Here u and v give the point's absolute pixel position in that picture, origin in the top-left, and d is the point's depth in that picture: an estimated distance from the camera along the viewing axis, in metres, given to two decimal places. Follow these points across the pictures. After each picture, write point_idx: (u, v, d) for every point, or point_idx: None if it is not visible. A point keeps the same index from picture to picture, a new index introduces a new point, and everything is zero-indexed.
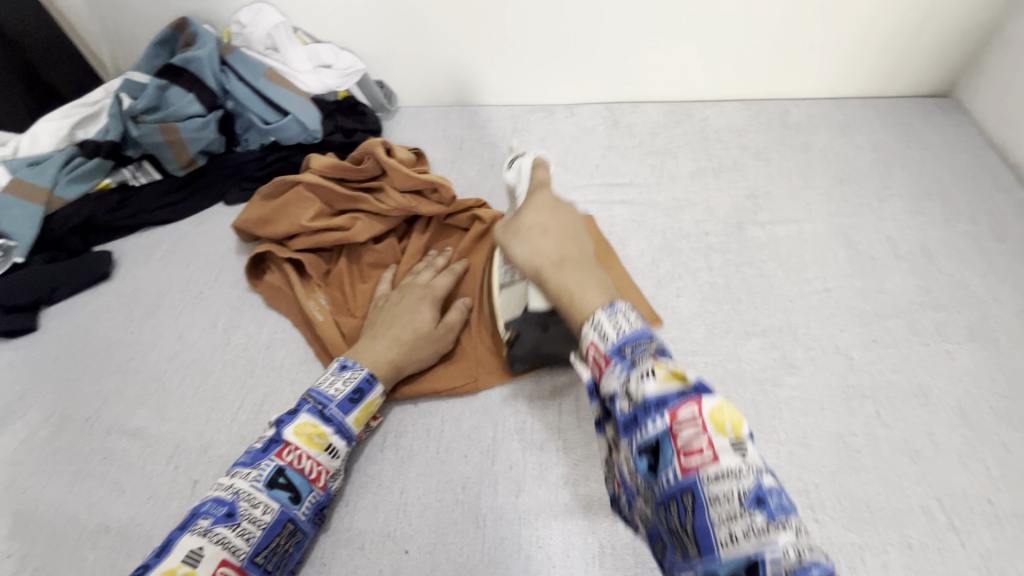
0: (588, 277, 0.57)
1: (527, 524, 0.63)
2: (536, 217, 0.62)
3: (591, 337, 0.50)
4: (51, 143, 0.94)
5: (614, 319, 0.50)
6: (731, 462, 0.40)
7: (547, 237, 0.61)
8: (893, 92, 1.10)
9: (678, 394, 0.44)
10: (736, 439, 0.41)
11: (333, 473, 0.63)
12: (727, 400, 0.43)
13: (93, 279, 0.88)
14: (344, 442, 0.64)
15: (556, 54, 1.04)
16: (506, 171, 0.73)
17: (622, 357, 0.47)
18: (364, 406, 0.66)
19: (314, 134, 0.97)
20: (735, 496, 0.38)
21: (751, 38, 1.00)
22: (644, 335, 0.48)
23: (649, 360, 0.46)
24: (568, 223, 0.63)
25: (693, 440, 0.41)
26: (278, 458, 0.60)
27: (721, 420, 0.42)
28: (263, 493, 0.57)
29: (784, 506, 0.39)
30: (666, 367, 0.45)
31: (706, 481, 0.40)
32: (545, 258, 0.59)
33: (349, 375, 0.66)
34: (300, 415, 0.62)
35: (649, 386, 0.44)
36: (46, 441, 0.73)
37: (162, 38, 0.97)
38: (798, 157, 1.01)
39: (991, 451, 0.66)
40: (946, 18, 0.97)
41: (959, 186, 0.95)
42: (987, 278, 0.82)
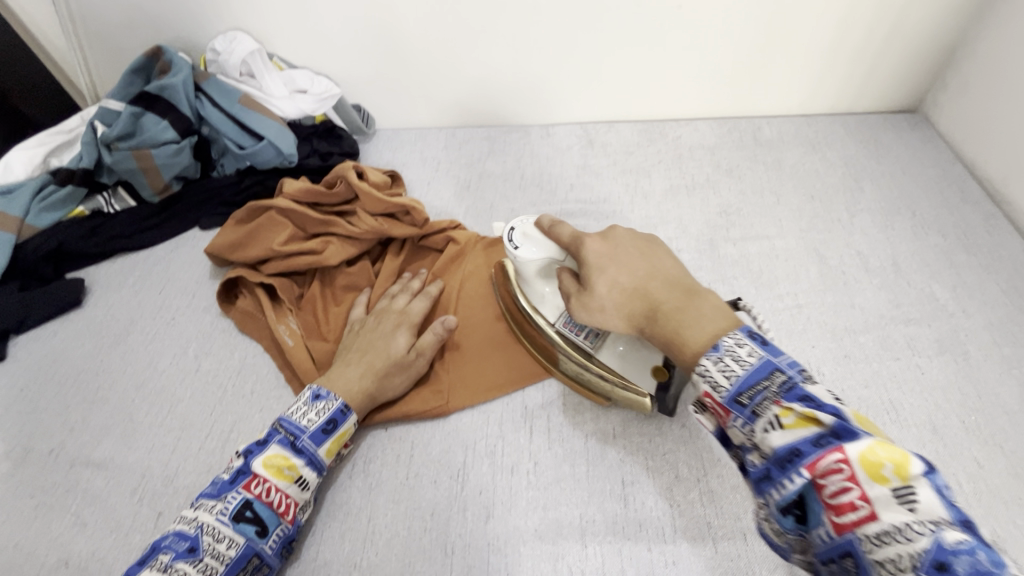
0: (691, 313, 0.55)
1: (496, 551, 0.62)
2: (609, 270, 0.60)
3: (703, 386, 0.50)
4: (25, 170, 0.94)
5: (722, 364, 0.49)
6: (897, 520, 0.38)
7: (636, 284, 0.59)
8: (863, 109, 1.12)
9: (814, 442, 0.42)
10: (902, 485, 0.39)
11: (302, 505, 0.62)
12: (879, 439, 0.41)
13: (63, 307, 0.87)
14: (315, 473, 0.63)
15: (532, 77, 1.06)
16: (516, 250, 0.68)
17: (741, 408, 0.47)
18: (337, 436, 0.65)
19: (289, 158, 0.98)
20: (908, 560, 0.37)
21: (722, 58, 1.02)
22: (765, 371, 0.47)
23: (773, 407, 0.45)
24: (652, 264, 0.60)
25: (842, 495, 0.41)
26: (245, 491, 0.59)
27: (877, 466, 0.40)
28: (227, 528, 0.56)
29: (978, 567, 0.35)
30: (794, 413, 0.44)
31: (866, 543, 0.39)
32: (649, 299, 0.58)
33: (322, 406, 0.65)
34: (269, 446, 0.62)
35: (776, 438, 0.44)
36: (8, 474, 0.71)
37: (138, 66, 0.98)
38: (769, 173, 1.02)
39: (962, 467, 0.66)
40: (910, 35, 0.99)
41: (928, 200, 0.96)
42: (956, 291, 0.82)
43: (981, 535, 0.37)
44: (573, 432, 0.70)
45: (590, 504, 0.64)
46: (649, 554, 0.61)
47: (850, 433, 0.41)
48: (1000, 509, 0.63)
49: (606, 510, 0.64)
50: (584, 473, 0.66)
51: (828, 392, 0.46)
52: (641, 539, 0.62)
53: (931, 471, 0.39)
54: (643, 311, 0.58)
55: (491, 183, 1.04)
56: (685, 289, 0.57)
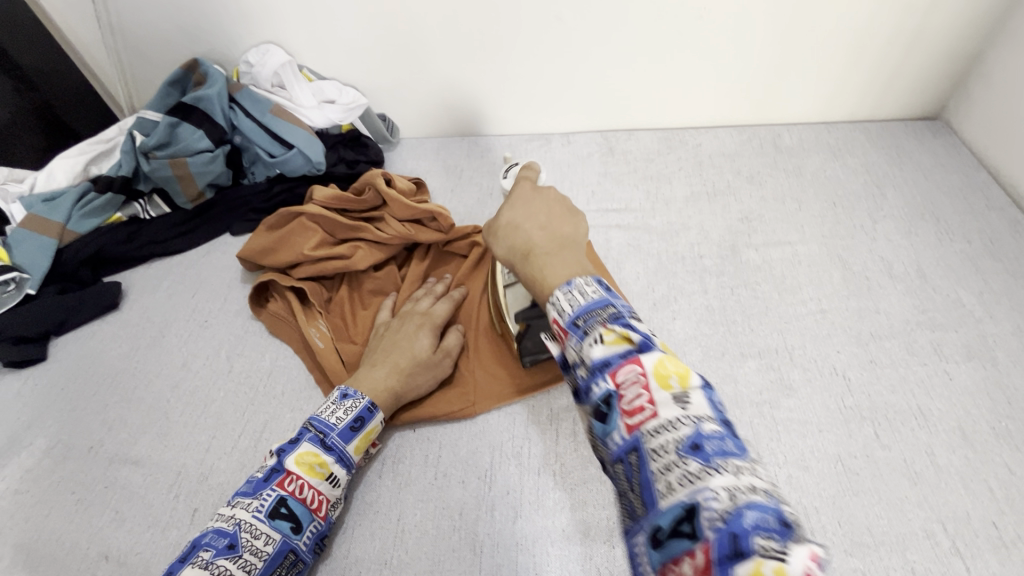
0: (559, 260, 0.49)
1: (524, 551, 0.63)
2: (517, 210, 0.55)
3: (553, 315, 0.45)
4: (67, 179, 0.98)
5: (570, 295, 0.44)
6: (670, 413, 0.36)
7: (529, 227, 0.53)
8: (883, 116, 1.12)
9: (621, 355, 0.39)
10: (680, 391, 0.37)
11: (333, 502, 0.63)
12: (668, 354, 0.39)
13: (102, 309, 0.90)
14: (344, 470, 0.65)
15: (553, 87, 1.08)
16: (505, 179, 0.74)
17: (577, 330, 0.42)
18: (364, 434, 0.67)
19: (318, 166, 1.00)
20: (672, 445, 0.35)
21: (742, 67, 1.04)
22: (600, 303, 0.42)
23: (599, 327, 0.41)
24: (556, 222, 0.54)
25: (635, 398, 0.37)
26: (279, 488, 0.60)
27: (665, 374, 0.38)
28: (264, 524, 0.57)
29: (725, 450, 0.34)
30: (615, 330, 0.40)
31: (647, 436, 0.36)
32: (527, 238, 0.52)
33: (350, 404, 0.67)
34: (301, 444, 0.63)
35: (595, 349, 0.40)
36: (50, 470, 0.74)
37: (175, 78, 1.02)
38: (790, 180, 1.02)
39: (994, 473, 0.65)
40: (931, 43, 0.99)
41: (952, 206, 0.96)
42: (983, 297, 0.82)
43: (734, 429, 0.36)
44: None
45: (616, 506, 0.65)
46: None
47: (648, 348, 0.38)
48: None
49: None
50: None
51: (644, 323, 0.42)
52: None
53: (708, 386, 0.38)
54: (518, 249, 0.52)
55: None
56: (562, 240, 0.52)
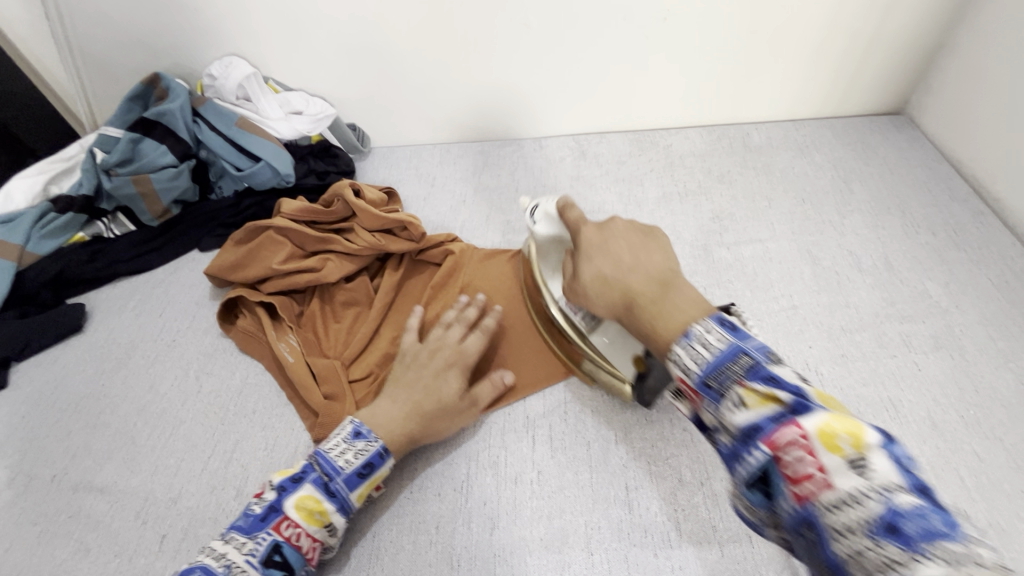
0: (666, 302, 0.55)
1: (502, 562, 0.62)
2: (596, 259, 0.63)
3: (677, 372, 0.49)
4: (25, 199, 0.95)
5: (693, 349, 0.48)
6: (850, 487, 0.37)
7: (620, 273, 0.61)
8: (849, 112, 1.14)
9: (773, 418, 0.41)
10: (855, 455, 0.37)
11: (327, 546, 0.61)
12: (833, 412, 0.40)
13: (65, 332, 0.87)
14: (343, 517, 0.61)
15: (524, 92, 1.08)
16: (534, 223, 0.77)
17: (708, 390, 0.46)
18: (371, 481, 0.63)
19: (286, 178, 0.99)
20: (860, 524, 0.35)
21: (709, 67, 1.05)
22: (732, 354, 0.46)
23: (738, 387, 0.44)
24: (641, 256, 0.62)
25: (800, 465, 0.39)
26: (274, 533, 0.58)
27: (833, 437, 0.39)
28: (255, 571, 0.56)
29: (930, 529, 0.34)
30: (757, 391, 0.43)
31: (824, 511, 0.37)
32: (626, 287, 0.59)
33: (362, 446, 0.63)
34: (303, 486, 0.60)
35: (740, 416, 0.43)
36: (10, 502, 0.71)
37: (136, 93, 0.99)
38: (760, 178, 1.03)
39: (963, 461, 0.66)
40: (891, 39, 1.01)
41: (917, 199, 0.97)
42: (949, 288, 0.83)
43: (936, 501, 0.35)
44: (576, 439, 0.70)
45: (594, 512, 0.64)
46: (655, 560, 0.61)
47: (804, 408, 0.40)
48: (1002, 501, 0.63)
49: (611, 517, 0.64)
50: (587, 480, 0.67)
51: (794, 373, 0.44)
52: (646, 545, 0.62)
53: (889, 442, 0.39)
54: (619, 299, 0.59)
55: (486, 197, 1.06)
56: (661, 279, 0.58)
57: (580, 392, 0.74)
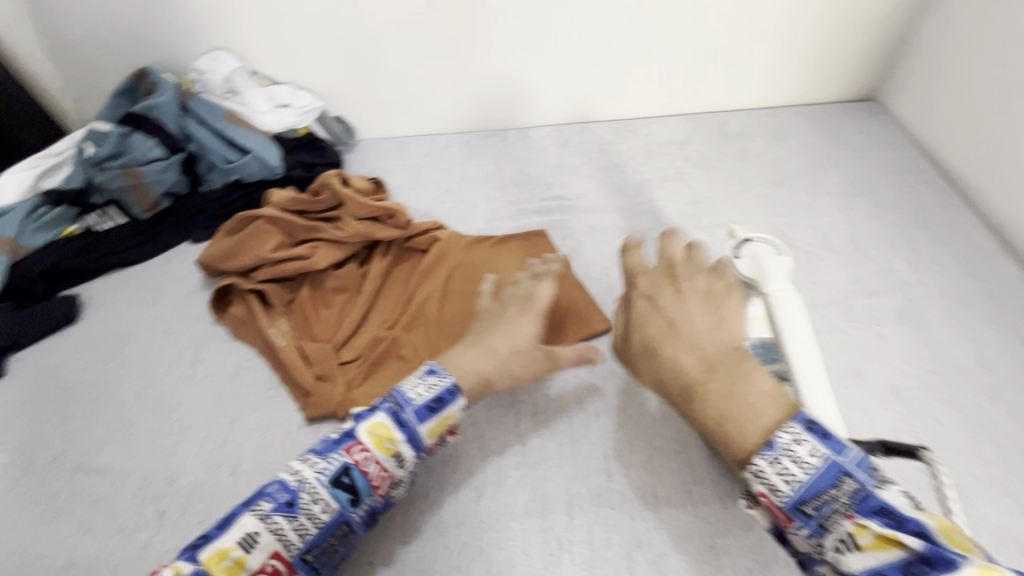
0: (734, 390, 0.50)
1: (488, 528, 0.65)
2: (651, 326, 0.59)
3: (758, 486, 0.47)
4: (17, 193, 0.96)
5: (778, 462, 0.45)
6: None
7: (678, 346, 0.55)
8: (822, 99, 1.18)
9: (898, 565, 0.38)
10: None
11: (394, 479, 0.58)
12: (977, 561, 0.35)
13: (60, 323, 0.89)
14: (409, 452, 0.58)
15: (506, 83, 1.11)
16: (736, 259, 0.68)
17: (807, 517, 0.44)
18: (440, 418, 0.59)
19: (275, 169, 1.02)
20: None
21: (686, 57, 1.08)
22: (832, 477, 0.43)
23: (845, 520, 0.42)
24: (710, 330, 0.56)
25: None
26: (347, 454, 0.56)
27: None
28: (324, 490, 0.54)
29: None
30: (869, 530, 0.40)
31: (881, 557, 0.39)
32: (681, 372, 0.54)
33: (433, 381, 0.60)
34: (376, 413, 0.58)
35: (855, 558, 0.40)
36: (12, 485, 0.73)
37: (123, 88, 1.01)
38: (736, 164, 1.07)
39: (922, 425, 0.70)
40: (860, 28, 1.05)
41: (886, 181, 1.01)
42: (914, 264, 0.87)
43: None
44: (558, 412, 0.73)
45: (575, 480, 0.68)
46: (633, 523, 0.64)
47: (941, 558, 0.35)
48: (957, 459, 0.67)
49: (592, 484, 0.67)
50: (569, 451, 0.70)
51: (904, 498, 0.41)
52: (625, 509, 0.65)
53: None
54: (676, 384, 0.55)
55: (471, 186, 1.08)
56: (714, 363, 0.53)
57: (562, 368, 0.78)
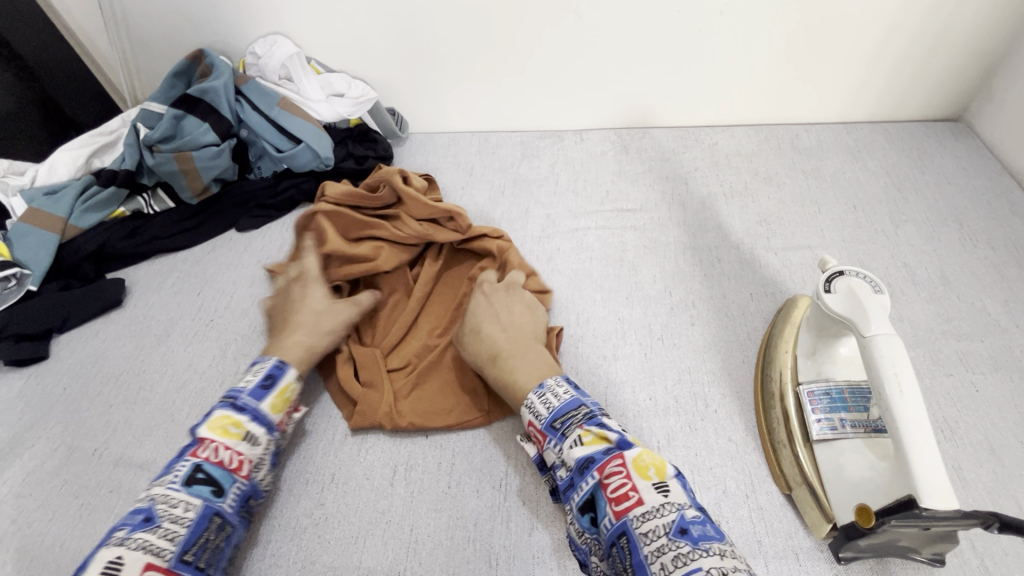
0: (525, 361, 0.68)
1: (541, 564, 0.61)
2: (480, 315, 0.74)
3: (529, 416, 0.62)
4: (69, 172, 0.95)
5: (544, 398, 0.62)
6: (653, 500, 0.51)
7: (489, 330, 0.72)
8: (904, 117, 1.10)
9: (603, 452, 0.55)
10: (658, 480, 0.52)
11: (257, 462, 0.61)
12: (645, 449, 0.55)
13: (105, 306, 0.88)
14: (265, 434, 0.62)
15: (567, 83, 1.05)
16: (825, 294, 0.63)
17: (555, 432, 0.59)
18: (278, 391, 0.65)
19: (326, 161, 0.99)
20: (662, 529, 0.48)
21: (762, 65, 1.01)
22: (573, 406, 0.60)
23: (578, 430, 0.58)
24: (509, 319, 0.74)
25: (620, 488, 0.52)
26: (192, 457, 0.57)
27: (644, 466, 0.53)
28: (181, 492, 0.54)
29: (707, 533, 0.48)
30: (591, 433, 0.57)
31: (635, 522, 0.50)
32: (492, 344, 0.70)
33: (258, 366, 0.67)
34: (212, 412, 0.61)
35: (577, 450, 0.56)
36: (52, 473, 0.72)
37: (180, 70, 0.99)
38: (810, 182, 1.00)
39: (1022, 489, 0.63)
40: (956, 42, 0.97)
41: (976, 211, 0.93)
42: (1009, 306, 0.80)
43: (709, 516, 0.50)
44: None
45: None
46: None
47: (625, 444, 0.55)
48: None
49: None
50: None
51: (615, 424, 0.59)
52: None
53: (679, 475, 0.54)
54: (487, 355, 0.70)
55: (525, 189, 1.03)
56: (521, 342, 0.71)
57: (621, 394, 0.73)
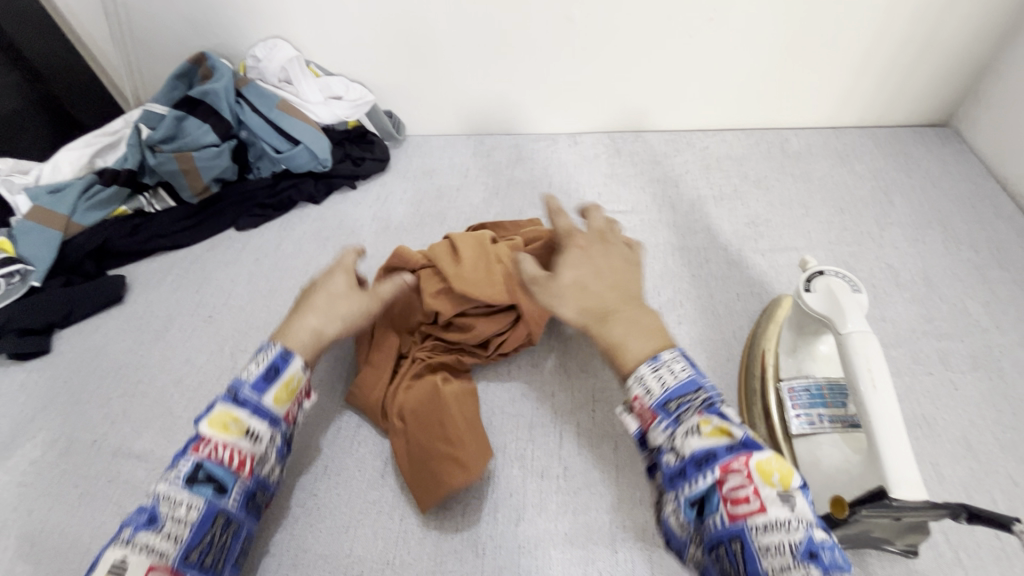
0: (637, 317, 0.56)
1: (526, 553, 0.63)
2: (573, 272, 0.60)
3: (636, 388, 0.51)
4: (72, 171, 0.98)
5: (658, 373, 0.51)
6: (779, 514, 0.42)
7: (596, 286, 0.58)
8: (892, 122, 1.12)
9: (725, 448, 0.45)
10: (783, 489, 0.43)
11: (261, 457, 0.56)
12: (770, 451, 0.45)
13: (106, 302, 0.90)
14: (271, 429, 0.57)
15: (561, 87, 1.08)
16: (806, 293, 0.65)
17: (667, 413, 0.49)
18: (283, 382, 0.58)
19: (324, 162, 1.02)
20: (788, 549, 0.41)
21: (751, 70, 1.03)
22: (692, 387, 0.50)
23: (695, 417, 0.48)
24: (615, 274, 0.60)
25: (739, 488, 0.43)
26: (195, 453, 0.52)
27: (767, 471, 0.44)
28: (183, 492, 0.51)
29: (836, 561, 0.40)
30: (713, 423, 0.47)
31: (755, 531, 0.42)
32: (601, 301, 0.57)
33: (262, 353, 0.58)
34: (213, 406, 0.55)
35: (696, 441, 0.47)
36: (53, 463, 0.74)
37: (182, 72, 1.02)
38: (798, 185, 1.02)
39: (997, 484, 0.65)
40: (941, 49, 0.99)
41: (960, 214, 0.95)
42: (990, 307, 0.82)
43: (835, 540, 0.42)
44: (603, 437, 0.71)
45: (620, 510, 0.65)
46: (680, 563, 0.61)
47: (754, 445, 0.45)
48: None
49: (637, 516, 0.65)
50: (615, 479, 0.67)
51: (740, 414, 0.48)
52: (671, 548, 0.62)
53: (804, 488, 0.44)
54: (595, 311, 0.57)
55: (519, 190, 1.05)
56: (626, 295, 0.58)
57: (608, 390, 0.75)
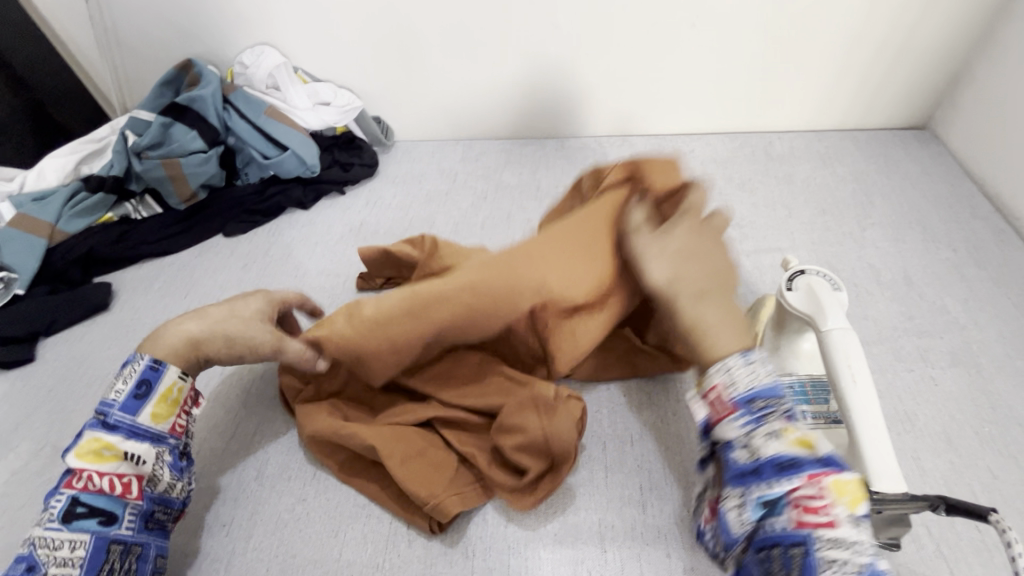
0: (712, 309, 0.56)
1: (516, 555, 0.63)
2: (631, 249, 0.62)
3: (716, 377, 0.51)
4: (58, 179, 0.98)
5: (749, 370, 0.51)
6: (847, 531, 0.43)
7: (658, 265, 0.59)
8: (873, 125, 1.14)
9: (808, 461, 0.46)
10: (853, 512, 0.43)
11: (150, 478, 0.58)
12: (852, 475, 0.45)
13: (92, 310, 0.89)
14: (154, 447, 0.58)
15: (547, 93, 1.09)
16: (787, 293, 0.66)
17: (750, 408, 0.49)
18: (158, 398, 0.59)
19: (311, 168, 1.03)
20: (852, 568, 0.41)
21: (734, 75, 1.05)
22: (774, 391, 0.50)
23: (781, 424, 0.48)
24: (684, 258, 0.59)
25: (813, 498, 0.44)
26: (68, 489, 0.54)
27: (842, 490, 0.44)
28: (62, 531, 0.52)
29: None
30: (797, 433, 0.47)
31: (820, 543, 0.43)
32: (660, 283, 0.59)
33: (129, 370, 0.59)
34: (82, 434, 0.56)
35: (776, 446, 0.47)
36: (37, 473, 0.73)
37: (169, 79, 1.03)
38: (781, 187, 1.04)
39: (976, 477, 0.66)
40: (917, 55, 1.02)
41: (938, 214, 0.97)
42: (968, 304, 0.84)
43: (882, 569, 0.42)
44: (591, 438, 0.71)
45: (609, 510, 0.66)
46: (668, 561, 0.62)
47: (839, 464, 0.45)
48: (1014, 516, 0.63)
49: (625, 515, 0.65)
50: (604, 479, 0.68)
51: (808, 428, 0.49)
52: (659, 546, 0.63)
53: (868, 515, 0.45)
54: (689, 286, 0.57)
55: (507, 195, 1.06)
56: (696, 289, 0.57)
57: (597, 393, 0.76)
